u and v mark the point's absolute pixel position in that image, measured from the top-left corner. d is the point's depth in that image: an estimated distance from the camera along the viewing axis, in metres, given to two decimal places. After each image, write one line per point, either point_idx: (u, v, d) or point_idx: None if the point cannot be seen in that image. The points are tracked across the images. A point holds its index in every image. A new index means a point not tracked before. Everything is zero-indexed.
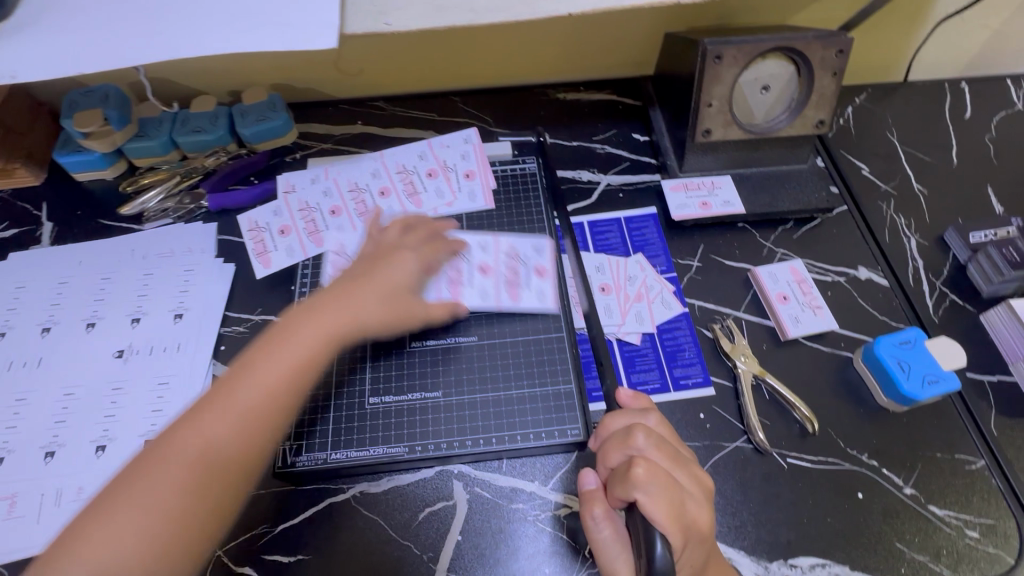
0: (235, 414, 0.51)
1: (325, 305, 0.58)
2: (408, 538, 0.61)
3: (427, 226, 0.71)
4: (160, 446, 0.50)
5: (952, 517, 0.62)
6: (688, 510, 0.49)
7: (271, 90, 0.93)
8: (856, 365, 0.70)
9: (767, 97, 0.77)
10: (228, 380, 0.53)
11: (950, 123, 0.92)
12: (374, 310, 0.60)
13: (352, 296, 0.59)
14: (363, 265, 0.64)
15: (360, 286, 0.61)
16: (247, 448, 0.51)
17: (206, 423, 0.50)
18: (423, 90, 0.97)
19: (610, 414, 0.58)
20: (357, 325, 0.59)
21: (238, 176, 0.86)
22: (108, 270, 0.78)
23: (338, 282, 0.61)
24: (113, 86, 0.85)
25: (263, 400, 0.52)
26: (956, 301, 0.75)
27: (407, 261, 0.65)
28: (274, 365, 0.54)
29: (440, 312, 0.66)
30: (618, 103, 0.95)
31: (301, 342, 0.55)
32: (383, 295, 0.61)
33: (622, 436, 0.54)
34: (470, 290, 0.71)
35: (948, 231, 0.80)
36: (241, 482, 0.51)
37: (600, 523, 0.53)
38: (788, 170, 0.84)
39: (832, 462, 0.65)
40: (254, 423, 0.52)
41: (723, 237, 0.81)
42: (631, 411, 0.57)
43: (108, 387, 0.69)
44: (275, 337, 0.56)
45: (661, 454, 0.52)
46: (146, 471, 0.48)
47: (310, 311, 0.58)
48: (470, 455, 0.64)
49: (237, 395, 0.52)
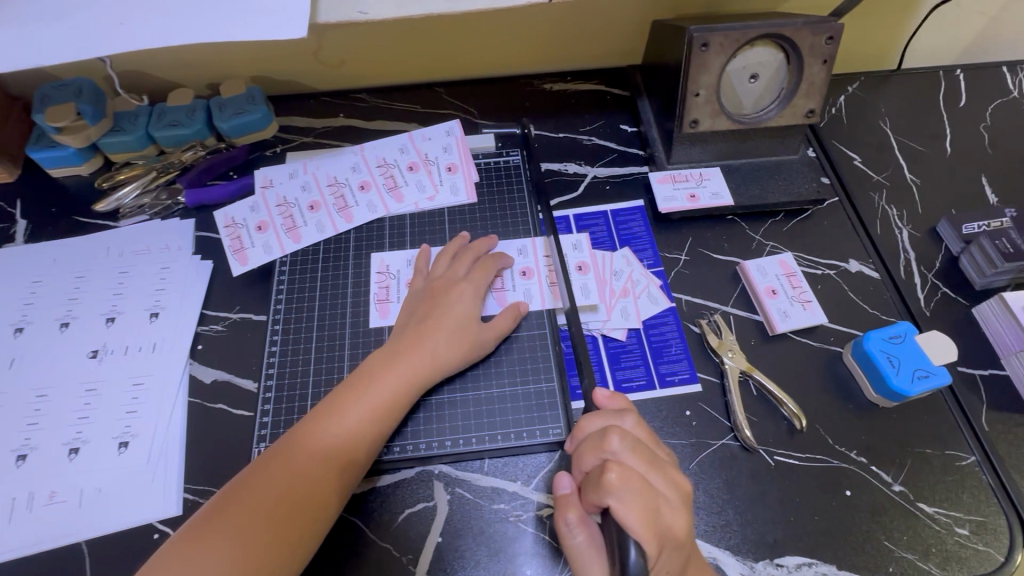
0: (328, 444, 0.57)
1: (408, 346, 0.63)
2: (387, 540, 0.59)
3: (472, 251, 0.72)
4: (254, 478, 0.54)
5: (941, 514, 0.60)
6: (663, 516, 0.48)
7: (251, 82, 0.91)
8: (846, 360, 0.69)
9: (756, 86, 0.75)
10: (314, 418, 0.58)
11: (945, 111, 0.90)
12: (447, 344, 0.64)
13: (427, 334, 0.64)
14: (425, 302, 0.68)
15: (428, 328, 0.65)
16: (338, 474, 0.56)
17: (303, 450, 0.56)
18: (406, 81, 0.95)
19: (586, 416, 0.56)
20: (437, 365, 0.63)
21: (216, 171, 0.84)
22: (83, 269, 0.76)
23: (410, 322, 0.66)
24: (87, 79, 0.82)
25: (351, 435, 0.58)
26: (948, 294, 0.74)
27: (466, 297, 0.68)
28: (366, 401, 0.60)
29: (507, 321, 0.68)
30: (606, 93, 0.93)
31: (390, 382, 0.61)
32: (455, 330, 0.65)
33: (597, 440, 0.52)
34: (515, 293, 0.72)
35: (941, 222, 0.78)
36: (329, 506, 0.55)
37: (573, 529, 0.51)
38: (778, 161, 0.82)
39: (820, 460, 0.64)
40: (347, 454, 0.57)
41: (712, 230, 0.79)
42: (607, 413, 0.56)
43: (82, 389, 0.68)
44: (365, 377, 0.61)
45: (636, 457, 0.51)
46: (240, 501, 0.53)
47: (393, 352, 0.63)
48: (450, 455, 0.63)
49: (332, 427, 0.58)
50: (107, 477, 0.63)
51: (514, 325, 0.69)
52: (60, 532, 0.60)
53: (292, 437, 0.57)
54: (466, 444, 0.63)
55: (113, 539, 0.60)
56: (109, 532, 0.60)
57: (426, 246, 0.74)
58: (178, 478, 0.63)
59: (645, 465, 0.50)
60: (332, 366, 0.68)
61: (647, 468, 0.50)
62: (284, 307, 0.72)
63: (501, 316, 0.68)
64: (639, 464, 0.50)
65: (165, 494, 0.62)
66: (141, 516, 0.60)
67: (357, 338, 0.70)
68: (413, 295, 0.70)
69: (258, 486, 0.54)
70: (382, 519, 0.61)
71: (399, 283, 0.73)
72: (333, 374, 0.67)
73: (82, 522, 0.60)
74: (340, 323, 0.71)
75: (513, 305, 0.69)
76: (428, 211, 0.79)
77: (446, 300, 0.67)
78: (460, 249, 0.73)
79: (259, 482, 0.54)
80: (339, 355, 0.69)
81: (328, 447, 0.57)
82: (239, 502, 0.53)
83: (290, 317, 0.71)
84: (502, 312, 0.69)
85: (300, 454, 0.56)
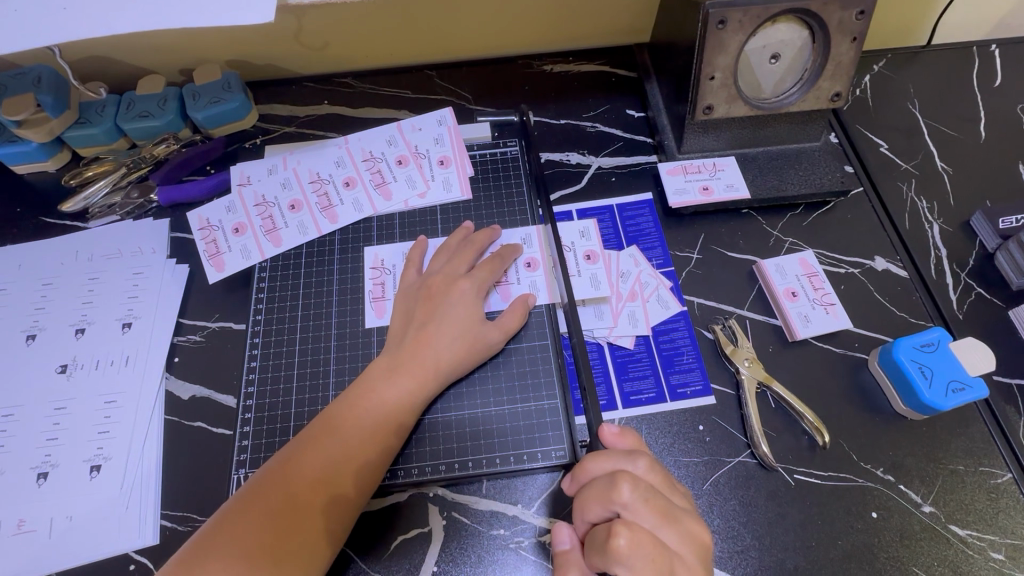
0: (337, 450, 0.53)
1: (410, 352, 0.59)
2: (378, 570, 0.55)
3: (474, 245, 0.67)
4: (246, 502, 0.50)
5: (975, 538, 0.56)
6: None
7: (228, 67, 0.84)
8: (872, 368, 0.64)
9: (777, 67, 0.68)
10: (312, 437, 0.54)
11: (979, 91, 0.83)
12: (452, 347, 0.60)
13: (431, 337, 0.60)
14: (424, 303, 0.63)
15: (429, 333, 0.60)
16: (351, 480, 0.52)
17: (311, 457, 0.53)
18: (396, 64, 0.88)
19: (592, 455, 0.52)
20: (444, 369, 0.59)
21: (192, 165, 0.78)
22: (50, 275, 0.71)
23: (412, 324, 0.61)
24: (47, 66, 0.75)
25: (351, 451, 0.53)
26: (983, 295, 0.68)
27: (468, 297, 0.63)
28: (375, 403, 0.56)
29: (514, 318, 0.63)
30: (611, 75, 0.86)
31: (399, 383, 0.57)
32: (459, 332, 0.61)
33: (606, 488, 0.48)
34: (521, 286, 0.67)
35: (976, 215, 0.72)
36: (331, 527, 0.51)
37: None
38: (798, 149, 0.76)
39: (844, 478, 0.59)
40: (360, 458, 0.53)
41: (726, 226, 0.74)
42: (617, 454, 0.51)
43: (51, 408, 0.63)
44: (373, 380, 0.58)
45: (648, 512, 0.46)
46: (231, 527, 0.48)
47: (400, 353, 0.59)
48: (446, 480, 0.59)
49: (341, 433, 0.54)
50: (78, 504, 0.59)
51: (522, 323, 0.63)
52: (28, 564, 0.56)
53: (298, 445, 0.54)
54: (461, 469, 0.59)
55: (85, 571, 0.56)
56: (81, 564, 0.56)
57: (422, 236, 0.69)
58: (154, 504, 0.58)
59: (657, 519, 0.46)
60: (317, 383, 0.63)
61: (660, 522, 0.46)
62: (265, 316, 0.67)
63: (508, 314, 0.63)
64: (651, 520, 0.46)
65: (139, 523, 0.58)
66: (115, 546, 0.56)
67: (343, 350, 0.65)
68: (408, 289, 0.65)
69: (266, 495, 0.50)
70: (372, 545, 0.57)
71: (394, 278, 0.68)
72: (317, 392, 0.62)
73: (51, 554, 0.56)
74: (324, 333, 0.66)
75: (520, 298, 0.64)
76: (418, 209, 0.73)
77: (447, 301, 0.62)
78: (463, 240, 0.68)
79: (267, 489, 0.50)
80: (324, 370, 0.64)
81: (339, 453, 0.53)
82: (246, 512, 0.49)
83: (270, 327, 0.66)
84: (509, 308, 0.63)
85: (311, 460, 0.52)
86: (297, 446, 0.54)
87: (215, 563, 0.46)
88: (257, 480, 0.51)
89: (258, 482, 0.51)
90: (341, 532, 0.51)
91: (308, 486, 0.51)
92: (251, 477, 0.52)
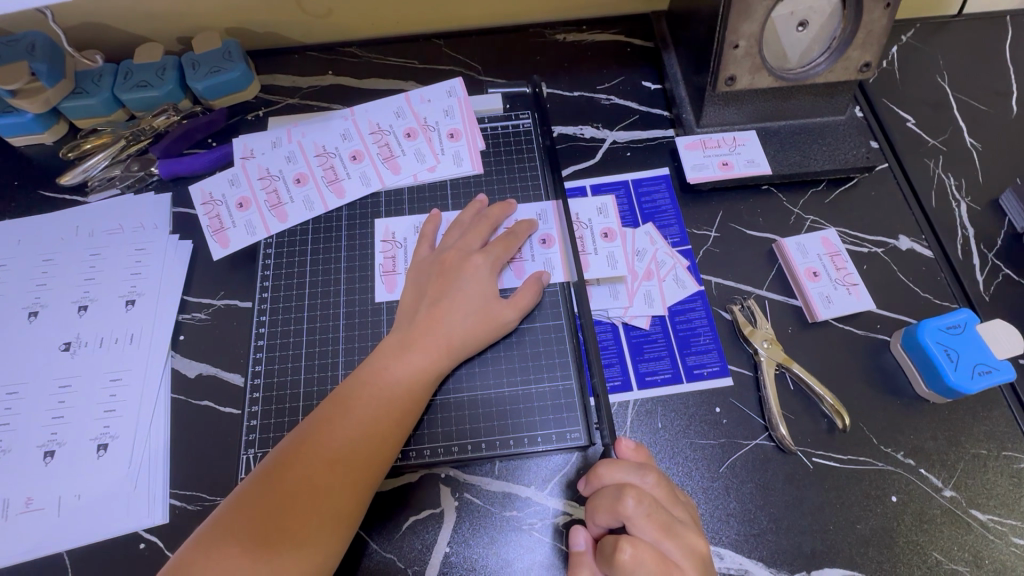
0: (352, 430, 0.52)
1: (423, 330, 0.58)
2: (391, 550, 0.55)
3: (488, 222, 0.64)
4: (260, 484, 0.49)
5: (996, 523, 0.55)
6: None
7: (228, 35, 0.81)
8: (894, 350, 0.62)
9: (805, 35, 0.65)
10: (324, 418, 0.53)
11: (1012, 63, 0.80)
12: (465, 325, 0.58)
13: (444, 314, 0.58)
14: (437, 279, 0.61)
15: (443, 311, 0.58)
16: (366, 459, 0.51)
17: (325, 437, 0.51)
18: (402, 33, 0.84)
19: (604, 463, 0.51)
20: (457, 347, 0.58)
21: (193, 138, 0.75)
22: (50, 251, 0.69)
23: (424, 302, 0.60)
24: (39, 32, 0.72)
25: (365, 431, 0.52)
26: (1010, 276, 0.66)
27: (480, 273, 0.61)
28: (389, 382, 0.55)
29: (529, 295, 0.61)
30: (627, 44, 0.82)
31: (412, 361, 0.56)
32: (472, 310, 0.59)
33: (611, 500, 0.48)
34: (535, 263, 0.65)
35: (1005, 193, 0.70)
36: (348, 509, 0.50)
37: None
38: (821, 124, 0.73)
39: (863, 462, 0.58)
40: (374, 438, 0.52)
41: (745, 203, 0.71)
42: (627, 466, 0.50)
43: (55, 385, 0.62)
44: (385, 357, 0.57)
45: (651, 525, 0.46)
46: (245, 511, 0.47)
47: (412, 330, 0.58)
48: (458, 461, 0.58)
49: (354, 412, 0.53)
50: (86, 483, 0.58)
51: (537, 299, 0.62)
52: (40, 542, 0.55)
53: (310, 425, 0.52)
54: (474, 450, 0.58)
55: (97, 549, 0.55)
56: (91, 542, 0.55)
57: (436, 210, 0.67)
58: (162, 483, 0.58)
59: (659, 533, 0.46)
60: (325, 363, 0.61)
61: (662, 536, 0.46)
62: (272, 294, 0.65)
63: (523, 291, 0.61)
64: (653, 533, 0.46)
65: (148, 502, 0.57)
66: (125, 525, 0.56)
67: (352, 329, 0.63)
68: (419, 265, 0.63)
69: (280, 476, 0.49)
70: (384, 527, 0.56)
71: (406, 252, 0.67)
72: (325, 372, 0.61)
73: (61, 532, 0.56)
74: (332, 311, 0.64)
75: (534, 276, 0.62)
76: (427, 184, 0.70)
77: (461, 277, 0.60)
78: (476, 215, 0.66)
79: (279, 472, 0.49)
80: (332, 348, 0.62)
81: (354, 432, 0.52)
82: (260, 493, 0.48)
83: (277, 306, 0.65)
84: (523, 285, 0.62)
85: (324, 441, 0.51)
86: (310, 426, 0.52)
87: (231, 547, 0.45)
88: (270, 461, 0.50)
89: (272, 463, 0.50)
90: (358, 513, 0.51)
91: (322, 468, 0.50)
92: (263, 459, 0.51)
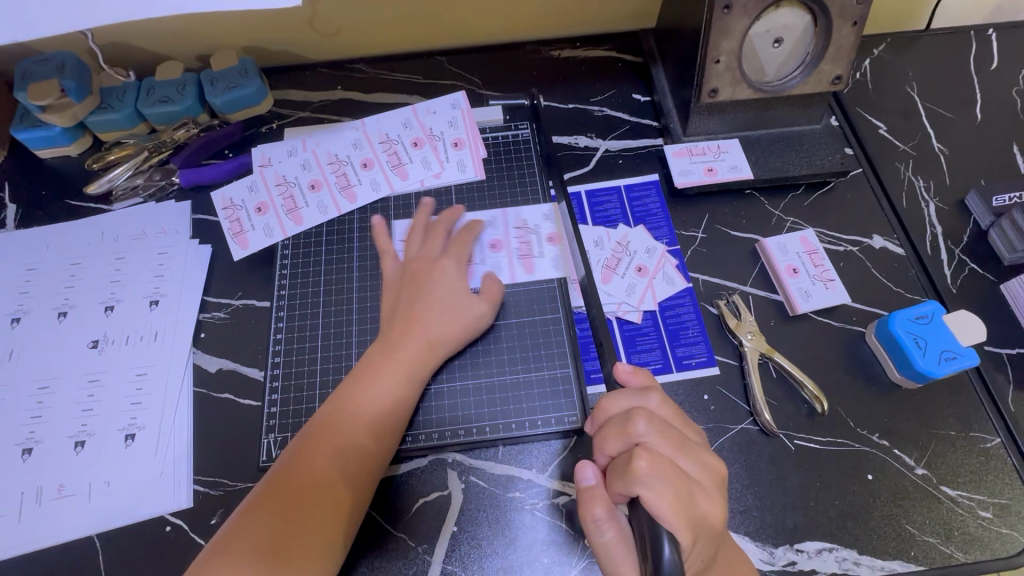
0: (335, 450, 0.55)
1: (404, 330, 0.62)
2: (402, 529, 0.59)
3: (452, 225, 0.69)
4: (257, 504, 0.52)
5: (964, 498, 0.59)
6: (698, 505, 0.47)
7: (244, 52, 0.86)
8: (869, 340, 0.67)
9: (780, 51, 0.70)
10: (315, 434, 0.56)
11: (976, 74, 0.86)
12: (442, 323, 0.62)
13: (419, 315, 0.62)
14: (410, 289, 0.65)
15: (423, 321, 0.62)
16: (358, 467, 0.55)
17: (308, 461, 0.54)
18: (407, 50, 0.90)
19: (608, 396, 0.54)
20: (436, 342, 0.62)
21: (211, 149, 0.80)
22: (77, 255, 0.74)
23: (404, 305, 0.64)
24: (69, 52, 0.77)
25: (354, 441, 0.56)
26: (976, 271, 0.71)
27: (450, 284, 0.64)
28: (375, 393, 0.58)
29: (496, 287, 0.66)
30: (618, 60, 0.88)
31: (397, 371, 0.59)
32: (452, 306, 0.63)
33: (621, 423, 0.50)
34: (484, 265, 0.70)
35: (970, 194, 0.75)
36: (345, 515, 0.53)
37: (602, 525, 0.49)
38: (800, 132, 0.78)
39: (841, 443, 0.62)
40: (363, 447, 0.56)
41: (730, 206, 0.76)
42: (631, 391, 0.53)
43: (84, 379, 0.66)
44: (359, 380, 0.59)
45: (666, 442, 0.49)
46: (243, 529, 0.51)
47: (390, 332, 0.62)
48: (464, 444, 0.62)
49: (343, 426, 0.56)
50: (115, 471, 0.62)
51: (503, 289, 0.66)
52: (72, 526, 0.59)
53: (293, 452, 0.56)
54: (479, 433, 0.62)
55: (126, 531, 0.59)
56: (120, 525, 0.59)
57: (427, 202, 0.71)
58: (185, 470, 0.62)
59: (675, 450, 0.49)
60: (340, 356, 0.66)
61: (677, 451, 0.49)
62: (288, 292, 0.70)
63: (488, 287, 0.66)
64: (668, 450, 0.48)
65: (172, 488, 0.61)
66: (152, 509, 0.60)
67: (364, 323, 0.67)
68: (394, 275, 0.67)
69: (277, 492, 0.53)
70: (396, 508, 0.60)
71: None
72: (340, 363, 0.65)
73: (92, 516, 0.59)
74: (344, 307, 0.69)
75: (490, 276, 0.66)
76: (433, 189, 0.75)
77: (430, 281, 0.64)
78: (431, 221, 0.70)
79: (268, 500, 0.52)
80: (344, 343, 0.66)
81: (342, 445, 0.55)
82: (258, 511, 0.52)
83: (293, 303, 0.69)
84: (489, 280, 0.66)
85: (316, 455, 0.55)
86: (301, 444, 0.56)
87: (236, 564, 0.48)
88: (265, 480, 0.54)
89: (268, 483, 0.54)
90: (354, 520, 0.54)
91: (308, 491, 0.53)
92: (253, 487, 0.54)
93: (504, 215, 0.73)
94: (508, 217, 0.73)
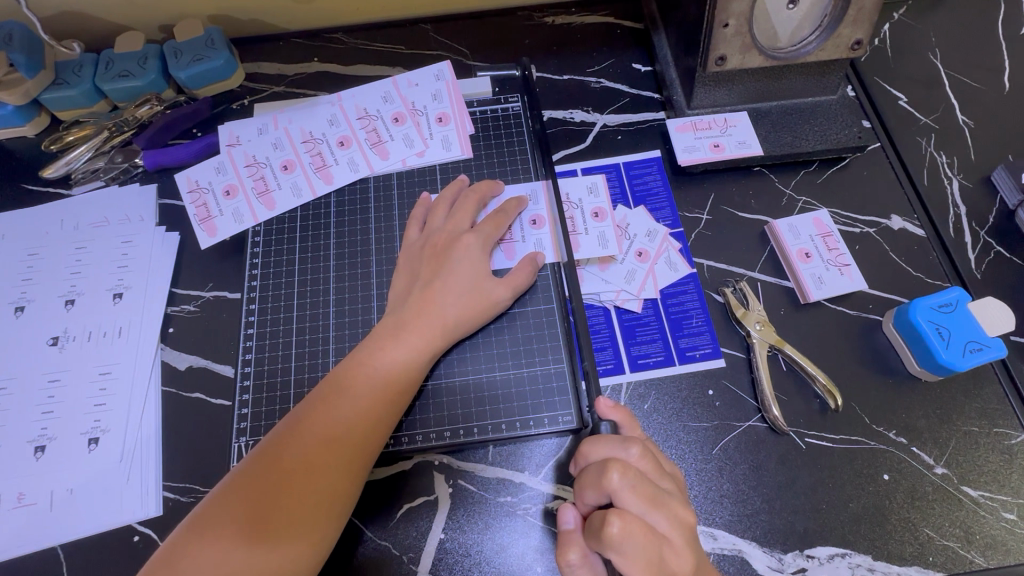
0: (314, 443, 0.50)
1: (417, 310, 0.57)
2: (386, 538, 0.55)
3: (474, 196, 0.64)
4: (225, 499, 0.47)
5: (987, 498, 0.55)
6: (668, 566, 0.43)
7: (211, 22, 0.79)
8: (886, 329, 0.62)
9: (795, 13, 0.64)
10: (295, 424, 0.51)
11: (1004, 39, 0.79)
12: (459, 305, 0.58)
13: (436, 295, 0.58)
14: (429, 262, 0.60)
15: (420, 311, 0.57)
16: (343, 464, 0.50)
17: (282, 454, 0.49)
18: (388, 18, 0.83)
19: (590, 441, 0.50)
20: (450, 327, 0.57)
21: (178, 128, 0.74)
22: (35, 245, 0.68)
23: (416, 283, 0.59)
24: (17, 22, 0.70)
25: (338, 436, 0.51)
26: (1001, 254, 0.66)
27: (455, 265, 0.59)
28: (367, 384, 0.53)
29: (524, 275, 0.61)
30: (617, 26, 0.81)
31: (388, 363, 0.55)
32: (463, 291, 0.58)
33: (597, 474, 0.46)
34: (525, 244, 0.65)
35: (997, 170, 0.69)
36: (328, 513, 0.49)
37: (576, 570, 0.47)
38: (814, 104, 0.72)
39: (854, 441, 0.58)
40: (349, 442, 0.51)
41: (737, 185, 0.71)
42: (612, 440, 0.49)
43: (45, 380, 0.62)
44: (346, 371, 0.54)
45: (637, 498, 0.44)
46: (212, 526, 0.46)
47: (404, 313, 0.57)
48: (452, 446, 0.58)
49: (327, 416, 0.51)
50: (78, 477, 0.58)
51: (531, 279, 0.61)
52: (33, 537, 0.55)
53: (268, 445, 0.50)
54: (467, 435, 0.58)
55: (90, 543, 0.55)
56: (84, 536, 0.55)
57: (424, 194, 0.66)
58: (153, 477, 0.58)
59: (646, 505, 0.44)
60: (316, 350, 0.61)
61: (649, 508, 0.44)
62: (260, 283, 0.65)
63: (516, 270, 0.61)
64: (639, 506, 0.44)
65: (141, 495, 0.57)
66: (118, 518, 0.56)
67: (342, 316, 0.63)
68: (408, 250, 0.63)
69: (250, 487, 0.48)
70: (379, 515, 0.56)
71: None
72: (316, 361, 0.61)
73: (53, 527, 0.55)
74: (322, 298, 0.64)
75: (528, 257, 0.62)
76: (417, 169, 0.70)
77: (452, 258, 0.60)
78: (459, 193, 0.66)
79: (239, 497, 0.47)
80: (322, 338, 0.62)
81: (328, 436, 0.50)
82: (228, 506, 0.47)
83: (267, 294, 0.64)
84: (517, 265, 0.61)
85: (296, 447, 0.50)
86: (280, 434, 0.51)
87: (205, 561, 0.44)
88: (237, 473, 0.49)
89: (240, 475, 0.48)
90: (338, 517, 0.49)
91: (284, 490, 0.48)
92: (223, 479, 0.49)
93: (538, 187, 0.68)
94: (545, 189, 0.68)
